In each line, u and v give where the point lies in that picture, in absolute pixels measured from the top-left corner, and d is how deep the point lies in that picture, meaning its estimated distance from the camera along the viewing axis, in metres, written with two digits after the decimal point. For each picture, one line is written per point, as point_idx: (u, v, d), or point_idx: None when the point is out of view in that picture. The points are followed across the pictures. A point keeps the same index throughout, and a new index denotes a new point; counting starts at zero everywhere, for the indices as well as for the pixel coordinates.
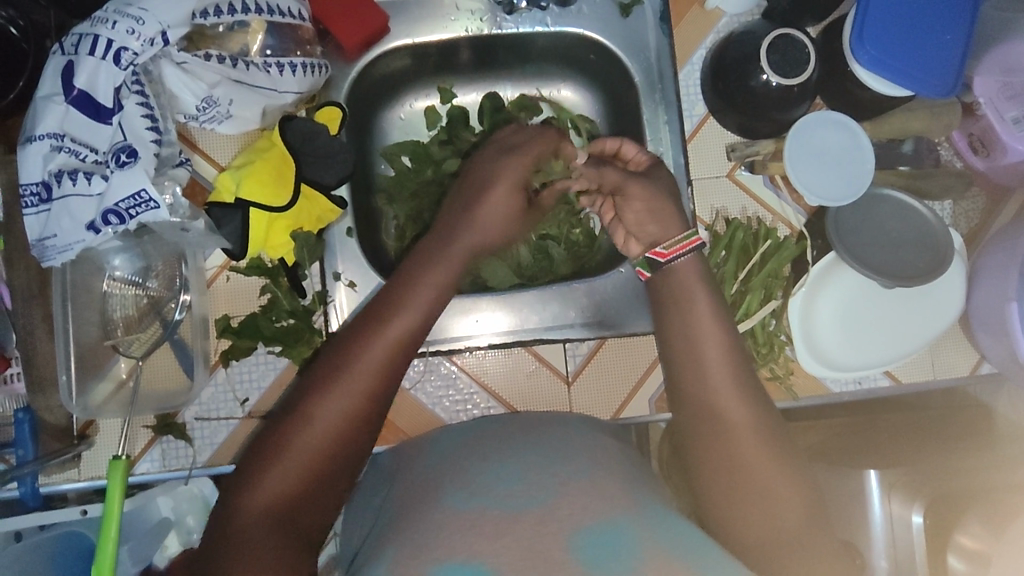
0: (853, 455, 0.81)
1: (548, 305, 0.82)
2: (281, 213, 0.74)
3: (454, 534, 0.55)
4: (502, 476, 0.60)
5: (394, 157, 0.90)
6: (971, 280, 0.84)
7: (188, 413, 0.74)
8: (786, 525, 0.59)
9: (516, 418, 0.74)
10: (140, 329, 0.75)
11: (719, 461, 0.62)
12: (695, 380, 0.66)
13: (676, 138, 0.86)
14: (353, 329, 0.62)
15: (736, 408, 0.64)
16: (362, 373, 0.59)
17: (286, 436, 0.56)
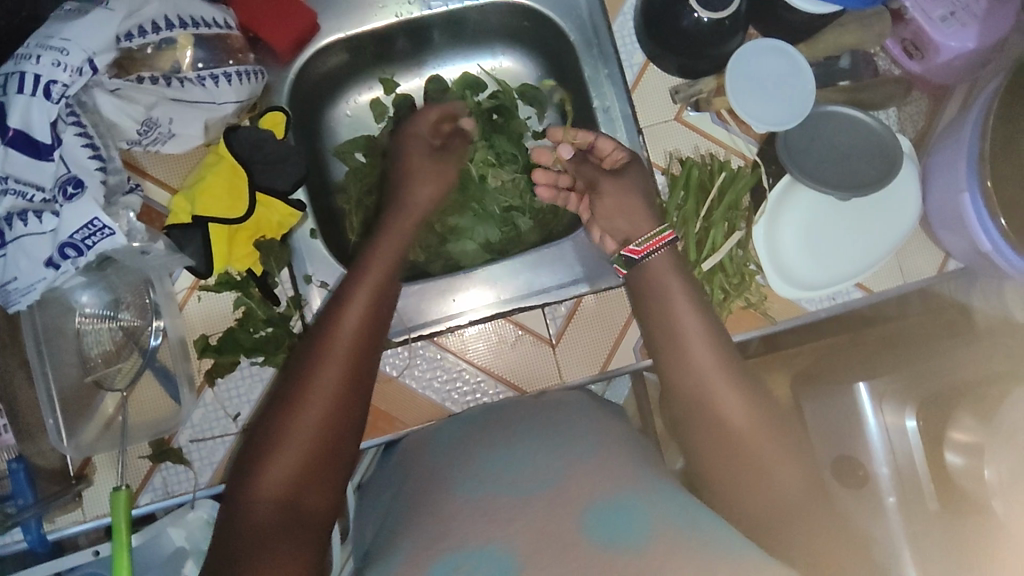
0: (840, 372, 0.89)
1: (519, 276, 0.84)
2: (240, 225, 0.74)
3: (464, 518, 0.58)
4: (506, 464, 0.63)
5: (349, 152, 0.90)
6: (925, 180, 0.85)
7: (182, 437, 0.74)
8: (789, 495, 0.60)
9: (508, 405, 0.75)
10: (120, 361, 0.75)
11: (704, 431, 0.64)
12: (684, 340, 0.67)
13: (620, 90, 0.87)
14: (321, 324, 0.66)
15: (715, 374, 0.65)
16: (341, 350, 0.64)
17: (277, 425, 0.61)
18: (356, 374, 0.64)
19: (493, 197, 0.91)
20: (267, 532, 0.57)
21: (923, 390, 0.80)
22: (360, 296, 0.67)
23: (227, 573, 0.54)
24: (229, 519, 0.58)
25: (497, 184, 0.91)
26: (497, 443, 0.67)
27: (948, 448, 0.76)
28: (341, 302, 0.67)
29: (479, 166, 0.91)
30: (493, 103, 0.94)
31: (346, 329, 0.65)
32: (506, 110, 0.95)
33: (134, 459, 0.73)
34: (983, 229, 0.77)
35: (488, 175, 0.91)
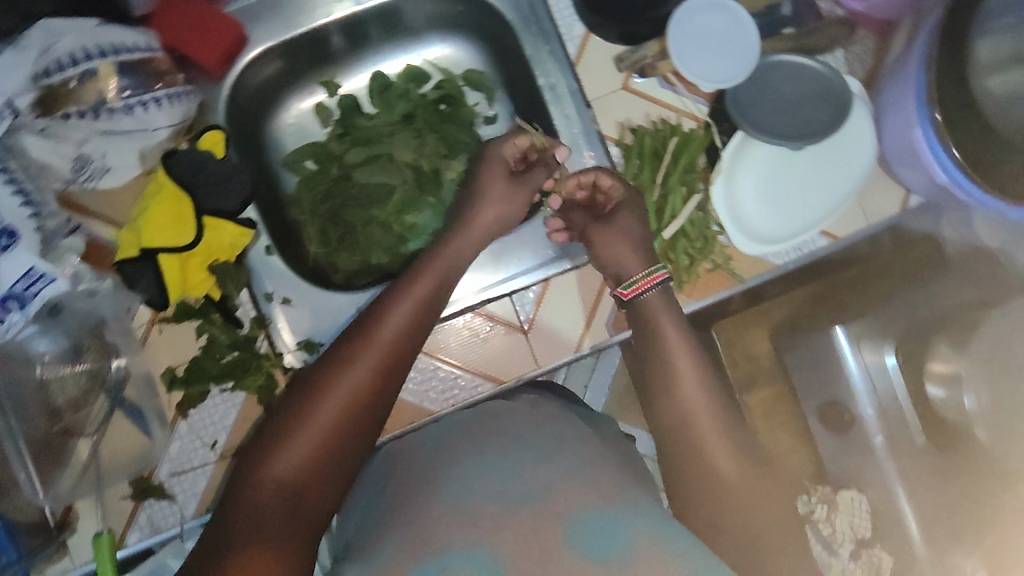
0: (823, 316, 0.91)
1: (483, 266, 0.82)
2: (190, 253, 0.73)
3: (447, 520, 0.60)
4: (492, 471, 0.64)
5: (298, 163, 0.89)
6: (878, 120, 0.84)
7: (162, 471, 0.73)
8: (762, 519, 0.66)
9: (491, 403, 0.76)
10: (88, 405, 0.73)
11: (691, 467, 0.71)
12: (681, 371, 0.75)
13: (562, 63, 0.84)
14: (360, 329, 0.70)
15: (707, 410, 0.73)
16: (377, 352, 0.68)
17: (299, 413, 0.64)
18: (382, 381, 0.67)
19: (448, 190, 0.89)
20: (267, 517, 0.59)
21: (901, 323, 0.85)
22: (400, 310, 0.71)
23: (215, 555, 0.56)
24: (235, 498, 0.60)
25: (451, 176, 0.89)
26: (487, 445, 0.68)
27: (928, 379, 0.81)
28: (381, 311, 0.71)
29: (430, 159, 0.88)
30: (439, 94, 0.92)
31: (382, 338, 0.69)
32: (453, 99, 0.92)
33: (116, 500, 0.72)
34: (938, 164, 0.76)
35: (440, 168, 0.89)
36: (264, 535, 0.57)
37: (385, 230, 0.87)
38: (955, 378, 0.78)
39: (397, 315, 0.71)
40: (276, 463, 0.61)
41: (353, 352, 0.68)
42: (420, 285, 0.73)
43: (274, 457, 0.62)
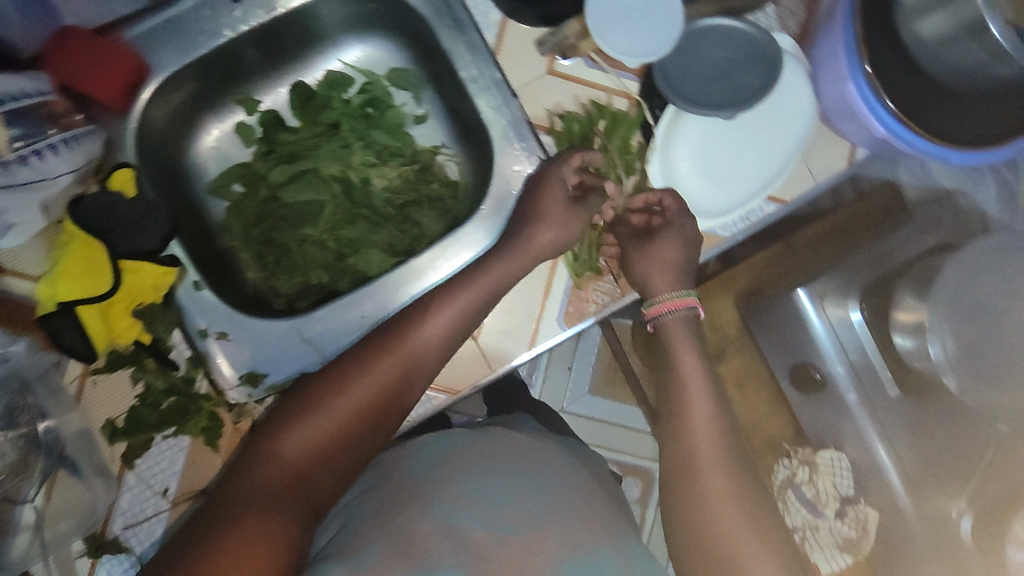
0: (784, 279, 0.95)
1: (422, 275, 0.78)
2: (110, 300, 0.70)
3: (441, 540, 0.62)
4: (488, 494, 0.68)
5: (226, 186, 0.86)
6: (814, 75, 0.81)
7: (115, 525, 0.72)
8: (737, 532, 0.68)
9: (492, 439, 0.78)
10: (32, 476, 0.70)
11: (678, 462, 0.73)
12: (687, 406, 0.75)
13: (481, 51, 0.80)
14: (392, 330, 0.72)
15: (713, 446, 0.73)
16: (407, 350, 0.70)
17: (321, 393, 0.68)
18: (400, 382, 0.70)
19: (380, 199, 0.87)
20: (274, 488, 0.63)
21: (865, 275, 0.89)
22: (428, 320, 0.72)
23: (216, 513, 0.60)
24: (248, 461, 0.65)
25: (381, 184, 0.87)
26: (484, 466, 0.72)
27: (896, 330, 0.84)
28: (420, 311, 0.73)
29: (358, 169, 0.86)
30: (364, 97, 0.88)
31: (409, 343, 0.71)
32: (379, 101, 0.89)
33: (73, 559, 0.71)
34: (876, 116, 0.73)
35: (371, 177, 0.87)
36: (265, 504, 0.61)
37: (322, 247, 0.85)
38: (920, 326, 0.80)
39: (434, 315, 0.72)
40: (291, 438, 0.65)
41: (384, 345, 0.70)
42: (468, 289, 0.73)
43: (291, 433, 0.65)
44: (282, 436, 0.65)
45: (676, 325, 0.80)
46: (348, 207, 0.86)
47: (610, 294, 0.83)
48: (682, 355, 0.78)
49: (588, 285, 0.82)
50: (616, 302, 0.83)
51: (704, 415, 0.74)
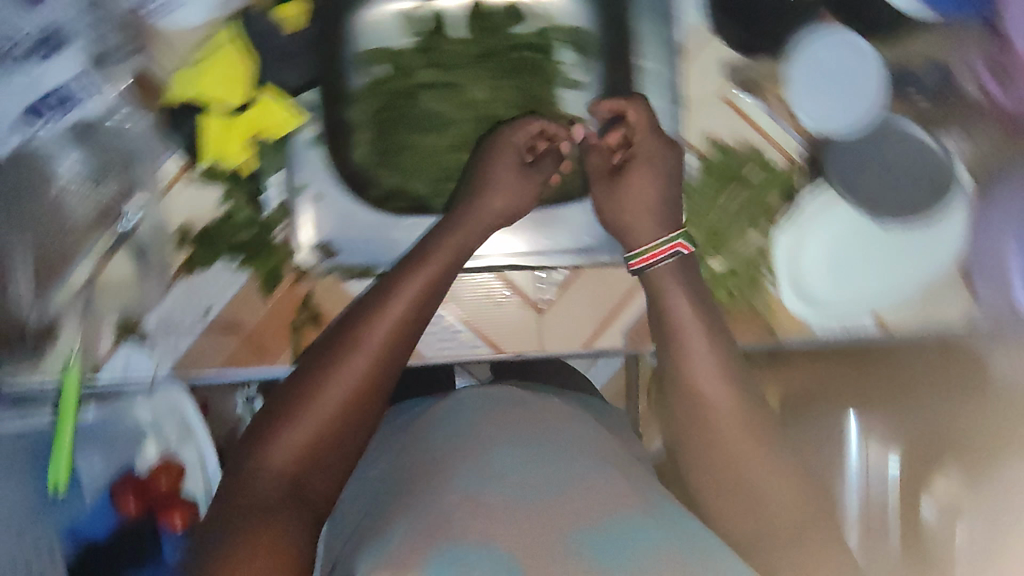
0: (836, 399, 0.77)
1: (520, 229, 0.82)
2: (240, 117, 0.74)
3: (463, 516, 0.53)
4: (508, 461, 0.58)
5: (368, 63, 0.79)
6: (976, 226, 0.77)
7: (152, 319, 0.73)
8: (783, 509, 0.61)
9: (548, 404, 0.72)
10: (102, 230, 0.73)
11: (716, 455, 0.64)
12: (693, 368, 0.69)
13: (665, 51, 0.81)
14: (359, 319, 0.67)
15: (715, 381, 0.68)
16: (371, 341, 0.64)
17: (302, 398, 0.62)
18: (378, 372, 0.64)
19: (509, 146, 0.82)
20: (268, 501, 0.56)
21: (914, 428, 0.72)
22: (414, 279, 0.68)
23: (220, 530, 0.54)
24: (237, 475, 0.59)
25: (518, 132, 0.82)
26: (520, 431, 0.63)
27: (925, 494, 0.68)
28: (388, 288, 0.68)
29: (504, 103, 0.81)
30: (540, 32, 0.82)
31: (372, 342, 0.64)
32: (552, 42, 0.82)
33: (99, 337, 0.73)
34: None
35: (511, 121, 0.82)
36: (260, 516, 0.55)
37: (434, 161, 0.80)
38: (956, 506, 0.65)
39: (395, 294, 0.68)
40: (274, 449, 0.59)
41: (348, 343, 0.65)
42: (411, 280, 0.68)
43: (274, 442, 0.60)
44: (266, 447, 0.60)
45: (672, 271, 0.75)
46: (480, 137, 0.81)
47: None
48: (681, 301, 0.72)
49: None
50: None
51: (715, 388, 0.67)
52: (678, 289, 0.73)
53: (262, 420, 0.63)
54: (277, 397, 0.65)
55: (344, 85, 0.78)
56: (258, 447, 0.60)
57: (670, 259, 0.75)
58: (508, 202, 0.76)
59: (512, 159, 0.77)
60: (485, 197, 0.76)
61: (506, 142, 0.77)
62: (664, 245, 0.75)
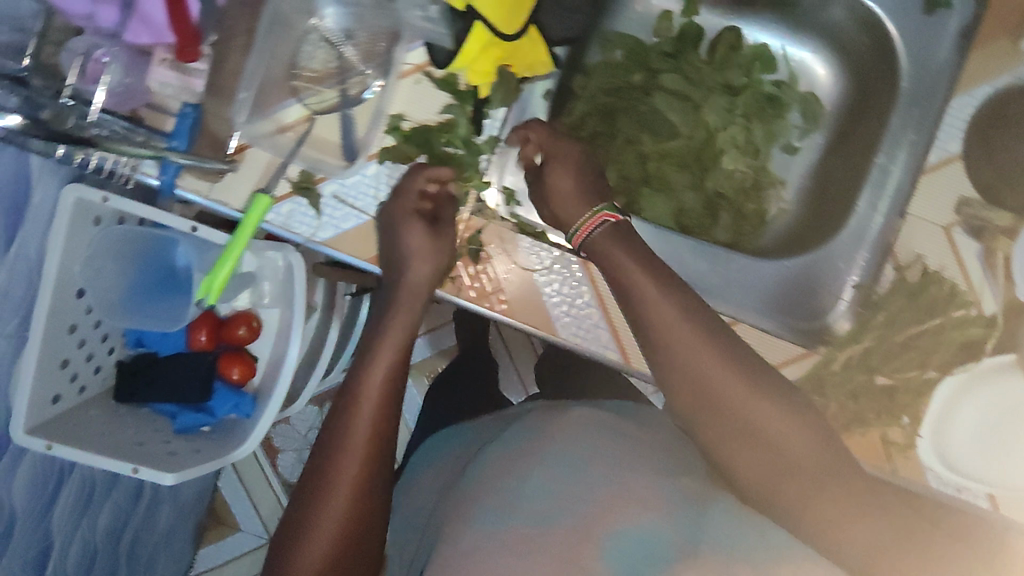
0: (785, 459, 0.58)
1: (695, 257, 0.78)
2: (501, 41, 0.70)
3: (482, 552, 0.55)
4: (529, 490, 0.60)
5: (611, 46, 0.84)
6: None
7: (329, 187, 0.73)
8: (807, 465, 0.58)
9: (562, 421, 0.71)
10: (324, 86, 0.72)
11: (736, 433, 0.59)
12: (682, 341, 0.61)
13: (912, 162, 0.76)
14: (330, 440, 0.64)
15: (707, 349, 0.60)
16: (359, 441, 0.63)
17: (294, 551, 0.61)
18: (375, 457, 0.64)
19: (713, 175, 0.82)
20: None
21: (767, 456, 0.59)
22: (385, 353, 0.68)
23: None
24: None
25: (726, 166, 0.82)
26: (550, 453, 0.64)
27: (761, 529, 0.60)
28: (353, 391, 0.66)
29: (727, 139, 0.82)
30: (775, 91, 0.85)
31: (364, 419, 0.64)
32: (780, 104, 0.85)
33: (269, 182, 0.72)
34: None
35: (724, 154, 0.82)
36: None
37: (631, 158, 0.81)
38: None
39: (384, 359, 0.67)
40: None
41: (337, 445, 0.63)
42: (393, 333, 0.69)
43: None
44: None
45: (608, 236, 0.69)
46: (688, 158, 0.82)
47: None
48: (625, 254, 0.66)
49: None
50: None
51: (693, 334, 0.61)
52: (650, 278, 0.64)
53: (279, 545, 0.62)
54: (278, 535, 0.64)
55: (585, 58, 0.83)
56: None
57: (602, 228, 0.69)
58: (433, 259, 0.71)
59: (414, 225, 0.71)
60: (413, 267, 0.71)
61: (400, 205, 0.71)
62: (600, 211, 0.70)
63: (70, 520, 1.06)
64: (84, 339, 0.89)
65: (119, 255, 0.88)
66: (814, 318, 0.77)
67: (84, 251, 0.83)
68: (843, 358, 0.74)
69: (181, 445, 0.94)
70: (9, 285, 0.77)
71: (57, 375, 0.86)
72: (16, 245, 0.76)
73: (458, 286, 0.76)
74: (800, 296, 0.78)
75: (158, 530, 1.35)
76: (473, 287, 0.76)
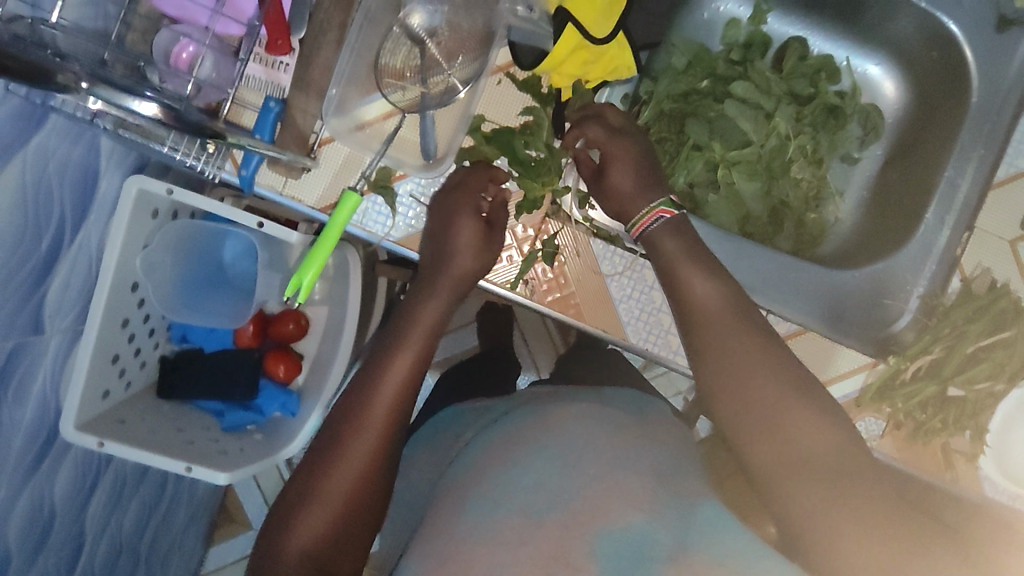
0: (802, 448, 0.54)
1: (768, 264, 0.78)
2: (591, 45, 0.70)
3: (477, 545, 0.53)
4: (524, 479, 0.57)
5: (678, 51, 0.82)
6: None
7: (405, 186, 0.74)
8: (825, 458, 0.53)
9: (563, 407, 0.68)
10: (407, 83, 0.71)
11: (755, 420, 0.56)
12: (724, 335, 0.60)
13: (981, 175, 0.77)
14: (357, 394, 0.62)
15: (721, 323, 0.61)
16: (386, 398, 0.61)
17: (305, 499, 0.58)
18: (387, 442, 0.60)
19: (782, 184, 0.82)
20: None
21: (777, 445, 0.54)
22: (427, 309, 0.67)
23: None
24: None
25: (794, 175, 0.83)
26: (551, 441, 0.61)
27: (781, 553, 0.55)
28: (389, 353, 0.64)
29: (794, 149, 0.82)
30: (838, 101, 0.85)
31: (380, 402, 0.61)
32: (844, 114, 0.85)
33: (356, 178, 0.72)
34: None
35: (793, 162, 0.83)
36: None
37: (702, 164, 0.82)
38: None
39: (421, 321, 0.66)
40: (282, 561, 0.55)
41: (361, 399, 0.61)
42: (432, 300, 0.67)
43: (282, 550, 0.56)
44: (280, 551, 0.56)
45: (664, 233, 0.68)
46: (757, 168, 0.81)
47: (870, 435, 0.81)
48: (665, 240, 0.67)
49: (863, 411, 0.80)
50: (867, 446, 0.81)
51: (744, 339, 0.59)
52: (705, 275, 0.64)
53: (279, 509, 0.59)
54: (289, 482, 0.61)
55: (654, 65, 0.83)
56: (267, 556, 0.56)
57: (660, 224, 0.68)
58: (478, 256, 0.70)
59: (465, 221, 0.69)
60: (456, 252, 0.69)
61: (460, 200, 0.70)
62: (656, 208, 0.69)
63: (101, 517, 0.94)
64: (134, 334, 0.86)
65: (173, 251, 0.86)
66: (881, 327, 0.78)
67: (142, 244, 0.81)
68: (912, 367, 0.77)
69: (228, 443, 0.91)
70: (69, 279, 0.74)
71: (107, 371, 0.83)
72: (81, 235, 0.74)
73: (531, 289, 0.77)
74: (866, 306, 0.78)
75: (175, 529, 1.18)
76: (547, 290, 0.77)
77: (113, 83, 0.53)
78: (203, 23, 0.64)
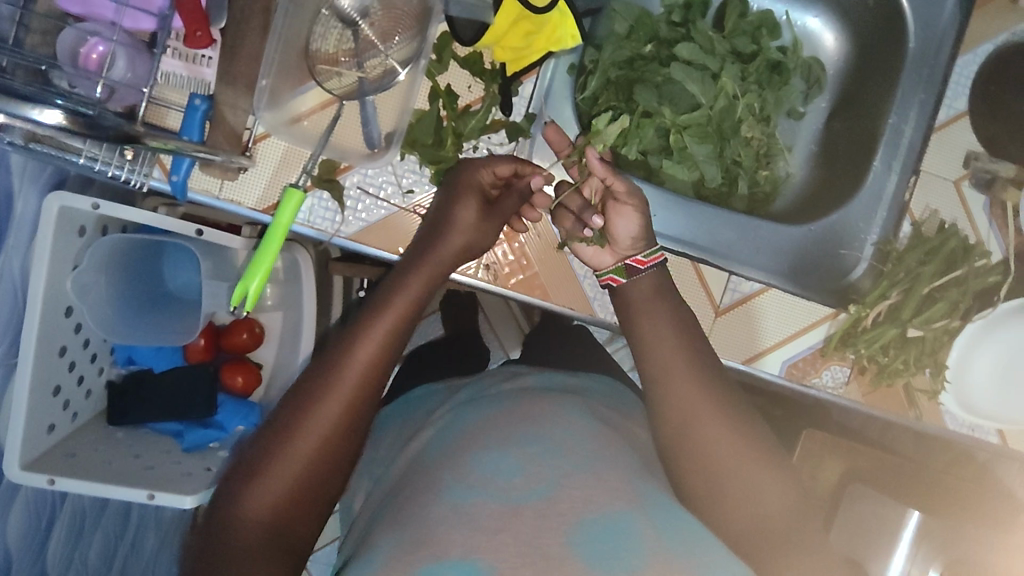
0: (749, 477, 0.59)
1: (727, 228, 0.77)
2: (532, 15, 0.67)
3: (450, 525, 0.51)
4: (500, 463, 0.56)
5: (619, 15, 0.79)
6: None
7: (352, 178, 0.70)
8: (769, 490, 0.59)
9: (538, 395, 0.67)
10: (343, 69, 0.67)
11: (703, 451, 0.60)
12: (670, 368, 0.63)
13: (924, 120, 0.78)
14: (323, 366, 0.59)
15: (687, 355, 0.64)
16: (352, 371, 0.58)
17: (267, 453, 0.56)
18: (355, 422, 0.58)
19: (733, 143, 0.81)
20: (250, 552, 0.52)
21: (721, 477, 0.59)
22: (406, 286, 0.63)
23: None
24: (221, 532, 0.54)
25: (745, 135, 0.82)
26: (519, 429, 0.60)
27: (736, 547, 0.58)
28: (357, 327, 0.60)
29: (743, 108, 0.81)
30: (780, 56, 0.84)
31: (344, 383, 0.58)
32: (787, 69, 0.85)
33: (298, 174, 0.68)
34: None
35: (743, 122, 0.81)
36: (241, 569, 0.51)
37: (655, 129, 0.80)
38: None
39: (393, 302, 0.61)
40: (240, 511, 0.54)
41: (327, 373, 0.58)
42: (409, 279, 0.63)
43: (242, 501, 0.54)
44: (237, 502, 0.54)
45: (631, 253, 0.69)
46: (711, 131, 0.80)
47: (838, 384, 0.81)
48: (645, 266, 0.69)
49: (829, 359, 0.80)
50: (835, 394, 0.81)
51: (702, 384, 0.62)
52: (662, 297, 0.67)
53: (239, 467, 0.57)
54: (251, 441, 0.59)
55: (598, 32, 0.81)
56: (226, 503, 0.55)
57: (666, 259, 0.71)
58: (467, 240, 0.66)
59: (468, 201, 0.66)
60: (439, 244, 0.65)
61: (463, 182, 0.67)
62: None
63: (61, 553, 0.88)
64: (74, 362, 0.80)
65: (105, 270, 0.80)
66: (839, 277, 0.80)
67: (71, 264, 0.75)
68: (873, 313, 0.79)
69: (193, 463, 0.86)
70: None
71: (50, 404, 0.77)
72: None
73: (494, 273, 0.75)
74: (818, 261, 0.79)
75: None
76: (511, 273, 0.76)
77: (16, 88, 0.58)
78: (110, 18, 0.63)
